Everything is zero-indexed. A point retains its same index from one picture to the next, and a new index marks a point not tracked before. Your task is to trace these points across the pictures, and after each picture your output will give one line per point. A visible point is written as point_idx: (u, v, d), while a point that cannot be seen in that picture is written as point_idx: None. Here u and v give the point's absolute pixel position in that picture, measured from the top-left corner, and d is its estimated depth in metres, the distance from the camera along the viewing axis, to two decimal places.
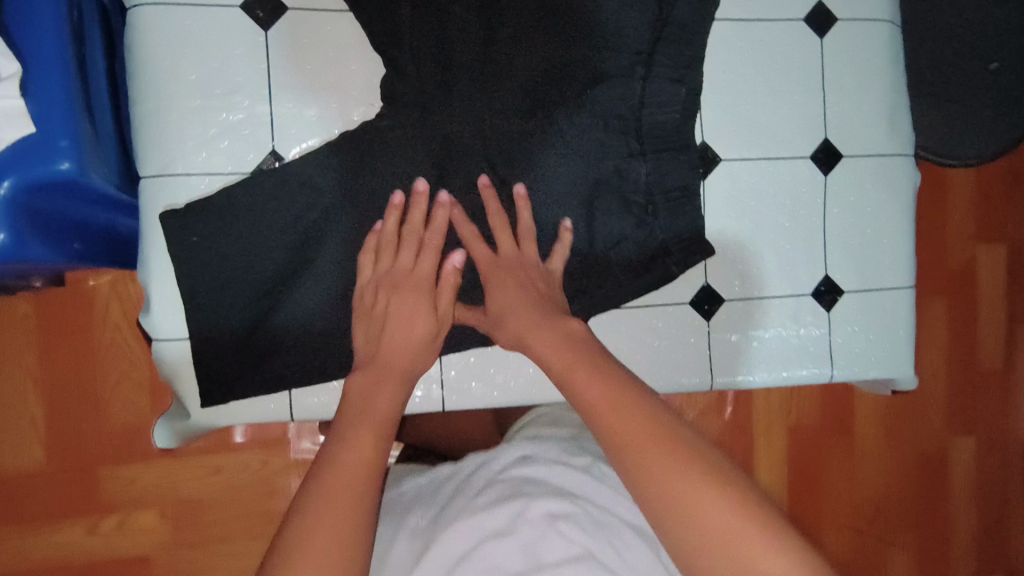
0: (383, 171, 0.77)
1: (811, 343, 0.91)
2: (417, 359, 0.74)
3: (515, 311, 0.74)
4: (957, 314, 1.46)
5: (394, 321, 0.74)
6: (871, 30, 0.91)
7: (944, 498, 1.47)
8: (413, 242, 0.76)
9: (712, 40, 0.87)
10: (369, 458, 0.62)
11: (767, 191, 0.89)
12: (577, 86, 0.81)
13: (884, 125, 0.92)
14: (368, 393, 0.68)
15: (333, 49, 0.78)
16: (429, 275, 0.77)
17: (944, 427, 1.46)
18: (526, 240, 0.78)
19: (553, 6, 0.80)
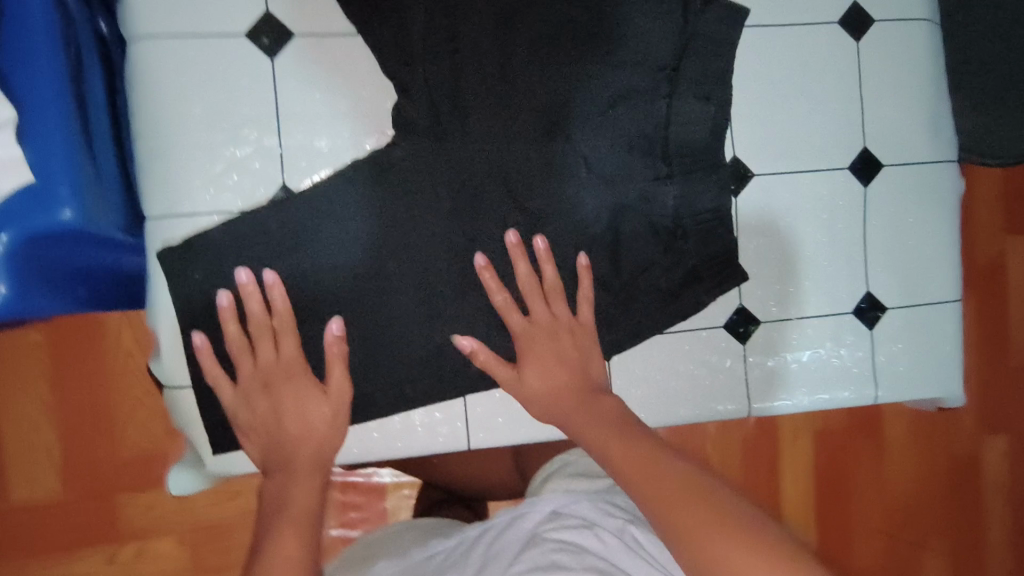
0: (404, 203, 0.74)
1: (853, 363, 0.86)
2: (325, 443, 0.72)
3: (552, 393, 0.76)
4: (988, 311, 1.41)
5: (289, 414, 0.71)
6: (908, 29, 0.85)
7: (978, 499, 1.41)
8: (268, 336, 0.71)
9: (742, 48, 0.82)
10: (301, 558, 0.62)
11: (803, 207, 0.84)
12: (601, 105, 0.77)
13: (925, 130, 0.86)
14: (284, 490, 0.68)
15: (345, 76, 0.74)
16: (298, 359, 0.72)
17: (976, 426, 1.41)
18: (555, 297, 0.77)
19: (572, 23, 0.77)
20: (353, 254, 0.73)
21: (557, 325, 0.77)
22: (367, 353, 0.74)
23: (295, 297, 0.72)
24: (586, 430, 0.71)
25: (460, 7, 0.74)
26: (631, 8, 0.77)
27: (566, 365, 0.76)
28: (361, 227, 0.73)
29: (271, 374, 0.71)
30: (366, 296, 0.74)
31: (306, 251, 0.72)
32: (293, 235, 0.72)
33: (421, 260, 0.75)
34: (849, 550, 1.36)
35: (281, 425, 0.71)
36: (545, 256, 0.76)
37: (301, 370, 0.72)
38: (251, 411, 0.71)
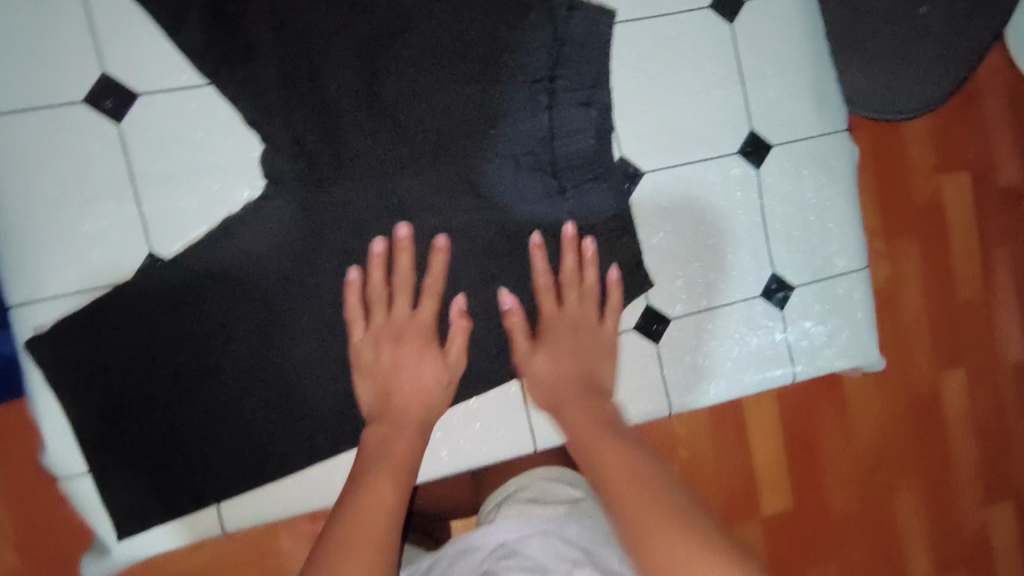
0: (291, 253, 0.72)
1: (768, 345, 0.87)
2: (432, 404, 0.74)
3: (559, 377, 0.77)
4: (930, 252, 1.33)
5: (405, 369, 0.74)
6: (779, 6, 0.85)
7: (943, 434, 1.36)
8: (406, 293, 0.75)
9: (615, 45, 0.80)
10: (393, 497, 0.64)
11: (699, 197, 0.83)
12: (483, 127, 0.76)
13: (810, 104, 0.86)
14: (389, 437, 0.70)
15: (202, 130, 0.70)
16: (430, 323, 0.76)
17: (933, 361, 1.34)
18: (588, 299, 0.80)
19: (443, 47, 0.75)
20: (242, 313, 0.71)
21: (580, 322, 0.80)
22: (270, 412, 0.73)
23: (185, 366, 0.71)
24: (575, 421, 0.74)
25: (322, 45, 0.72)
26: (497, 26, 0.77)
27: (576, 355, 0.79)
28: (254, 279, 0.71)
29: (404, 330, 0.75)
30: (264, 352, 0.72)
31: (199, 311, 0.71)
32: (180, 294, 0.70)
33: (313, 307, 0.73)
34: (821, 501, 1.30)
35: (399, 381, 0.74)
36: (569, 244, 0.79)
37: (427, 331, 0.75)
38: (376, 360, 0.74)
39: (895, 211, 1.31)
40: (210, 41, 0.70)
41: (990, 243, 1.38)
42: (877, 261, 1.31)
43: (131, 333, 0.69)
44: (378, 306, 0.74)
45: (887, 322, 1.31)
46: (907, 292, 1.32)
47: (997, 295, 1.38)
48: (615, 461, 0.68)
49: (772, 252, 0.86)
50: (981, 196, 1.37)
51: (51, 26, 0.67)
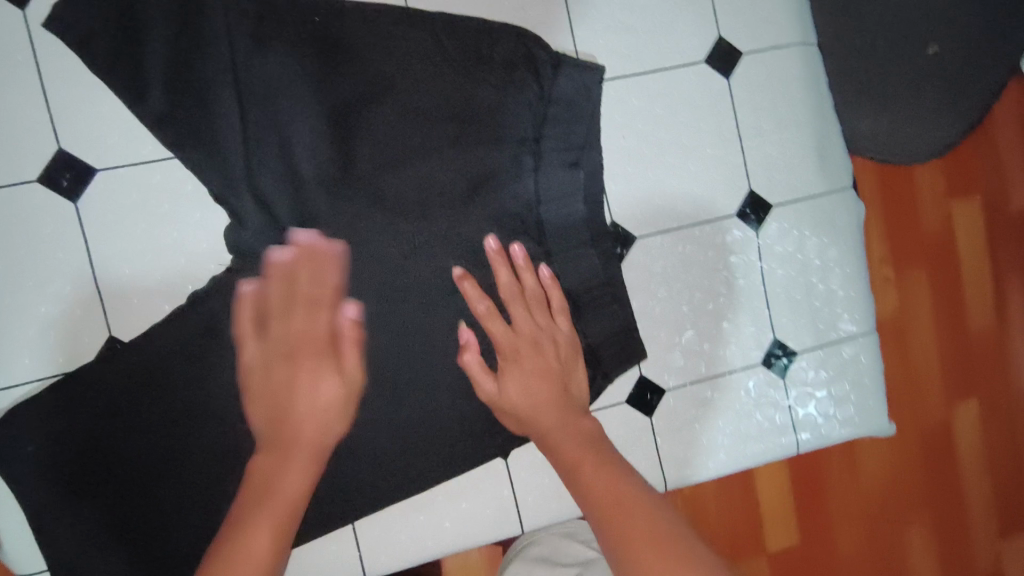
0: (264, 334, 0.67)
1: (768, 414, 0.83)
2: (327, 430, 0.63)
3: (534, 406, 0.68)
4: (940, 278, 1.16)
5: (300, 392, 0.63)
6: (779, 59, 0.81)
7: (959, 471, 1.17)
8: (301, 305, 0.65)
9: (605, 105, 0.77)
10: (270, 547, 0.55)
11: (693, 260, 0.80)
12: (462, 194, 0.72)
13: (813, 161, 0.82)
14: (278, 472, 0.60)
15: (163, 205, 0.67)
16: (327, 334, 0.65)
17: (945, 391, 1.16)
18: (539, 309, 0.72)
19: (427, 109, 0.71)
20: (217, 389, 0.67)
21: (539, 338, 0.71)
22: (244, 498, 0.67)
23: (154, 445, 0.66)
24: (565, 449, 0.66)
25: (292, 114, 0.68)
26: (480, 88, 0.72)
27: (548, 379, 0.70)
28: (226, 362, 0.67)
29: (294, 346, 0.64)
30: (238, 433, 0.67)
31: (165, 396, 0.66)
32: (147, 378, 0.66)
33: None
34: (826, 541, 1.11)
35: (296, 405, 0.62)
36: (523, 264, 0.72)
37: (325, 345, 0.65)
38: (266, 378, 0.64)
39: (902, 240, 1.16)
40: (170, 113, 0.65)
41: (1003, 272, 1.20)
42: (883, 288, 1.14)
43: (93, 421, 0.65)
44: (272, 322, 0.65)
45: (894, 353, 1.15)
46: (919, 322, 1.15)
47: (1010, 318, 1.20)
48: (599, 479, 0.62)
49: (771, 317, 0.82)
50: (997, 219, 1.20)
51: (9, 103, 0.64)
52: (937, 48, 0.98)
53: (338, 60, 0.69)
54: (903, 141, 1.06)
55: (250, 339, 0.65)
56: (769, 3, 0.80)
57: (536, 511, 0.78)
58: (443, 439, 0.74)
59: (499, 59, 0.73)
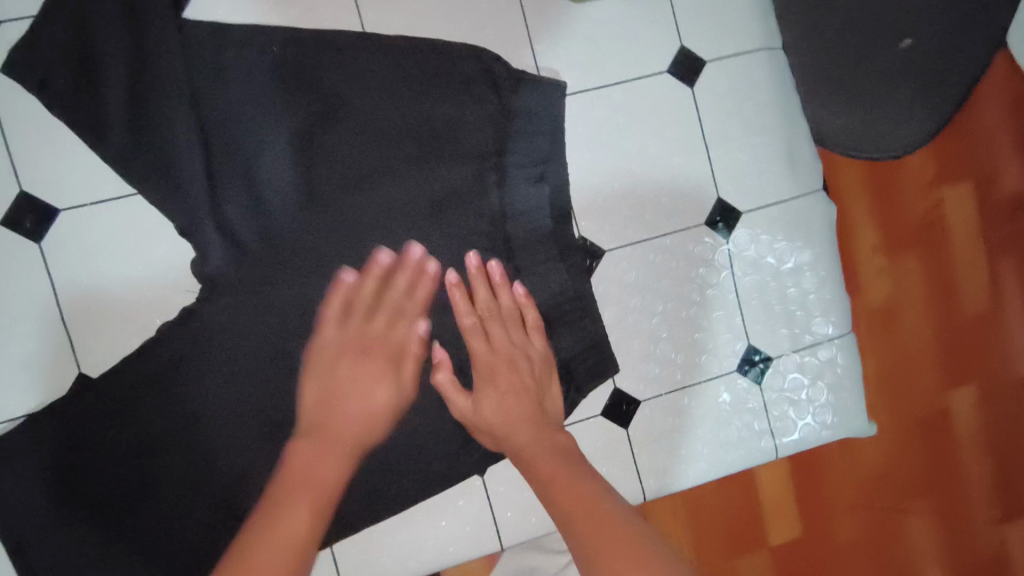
0: (241, 360, 0.68)
1: (746, 421, 0.82)
2: (378, 426, 0.66)
3: (504, 415, 0.67)
4: (930, 256, 1.05)
5: (355, 391, 0.65)
6: (743, 65, 0.80)
7: (959, 461, 1.05)
8: (387, 311, 0.69)
9: (569, 119, 0.76)
10: (309, 525, 0.55)
11: (665, 270, 0.79)
12: (426, 214, 0.72)
13: (782, 165, 0.81)
14: (317, 455, 0.61)
15: (129, 240, 0.68)
16: (402, 344, 0.69)
17: (940, 374, 1.04)
18: (514, 326, 0.71)
19: (383, 131, 0.71)
20: (188, 415, 0.68)
21: (513, 354, 0.70)
22: (221, 522, 0.68)
23: (126, 474, 0.67)
24: (534, 458, 0.64)
25: (254, 143, 0.68)
26: (440, 105, 0.72)
27: (521, 396, 0.68)
28: (200, 388, 0.68)
29: (372, 345, 0.67)
30: (210, 459, 0.68)
31: (137, 423, 0.67)
32: (120, 405, 0.67)
33: (255, 416, 0.68)
34: (829, 531, 1.01)
35: (356, 398, 0.65)
36: (483, 278, 0.71)
37: (398, 352, 0.68)
38: (334, 366, 0.66)
39: (893, 224, 1.04)
40: (131, 149, 0.66)
41: (1000, 251, 1.06)
42: (873, 275, 1.03)
43: (64, 452, 0.66)
44: (356, 315, 0.68)
45: (885, 347, 1.03)
46: (911, 309, 1.04)
47: (1006, 299, 1.06)
48: (574, 490, 0.61)
49: (746, 323, 0.81)
50: (994, 195, 1.06)
51: None
52: (911, 41, 0.95)
53: (295, 84, 0.69)
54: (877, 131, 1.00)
55: (330, 322, 0.67)
56: (732, 9, 0.80)
57: (518, 527, 0.78)
58: (419, 460, 0.74)
59: (459, 75, 0.73)
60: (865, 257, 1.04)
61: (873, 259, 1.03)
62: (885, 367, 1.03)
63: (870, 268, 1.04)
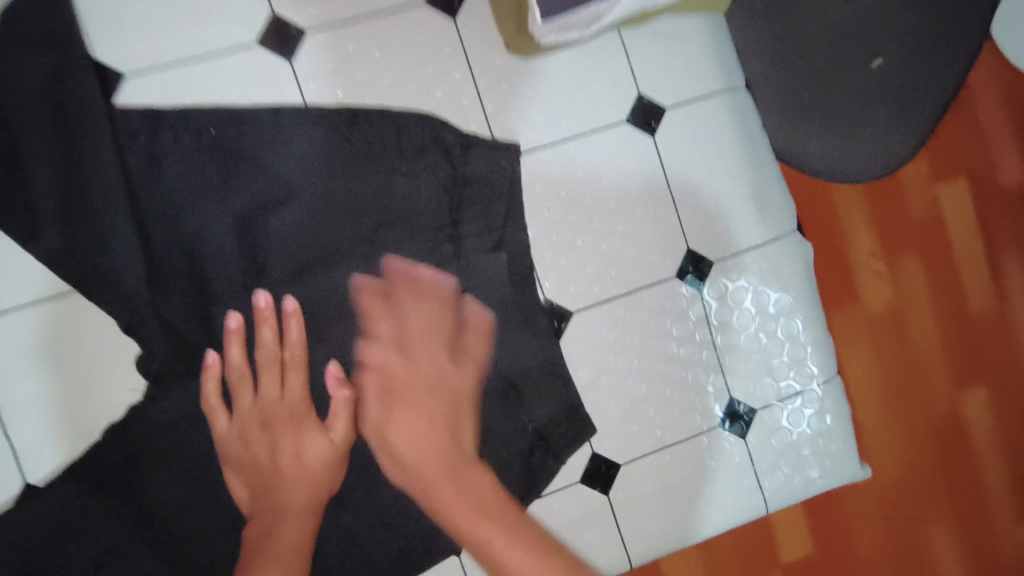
0: (193, 455, 0.66)
1: (732, 476, 0.78)
2: (323, 482, 0.64)
3: (413, 443, 0.60)
4: (931, 258, 0.99)
5: (287, 457, 0.63)
6: (704, 109, 0.78)
7: (975, 467, 0.99)
8: (275, 370, 0.65)
9: (526, 178, 0.74)
10: None
11: (636, 327, 0.76)
12: (380, 283, 0.69)
13: (752, 209, 0.78)
14: (274, 526, 0.61)
15: (72, 339, 0.66)
16: (303, 398, 0.65)
17: (949, 377, 0.99)
18: (440, 330, 0.67)
19: (333, 198, 0.69)
20: (142, 521, 0.64)
21: (432, 366, 0.65)
22: None
23: None
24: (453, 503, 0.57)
25: (197, 230, 0.66)
26: (392, 165, 0.70)
27: (434, 423, 0.61)
28: (152, 493, 0.65)
29: (272, 413, 0.64)
30: (169, 562, 0.65)
31: (88, 534, 0.64)
32: (68, 518, 0.63)
33: (214, 514, 0.66)
34: (845, 548, 0.94)
35: (279, 471, 0.63)
36: (432, 279, 0.70)
37: (303, 409, 0.65)
38: (246, 449, 0.64)
39: (889, 226, 0.98)
40: (69, 247, 0.64)
41: (1003, 247, 1.01)
42: (872, 281, 0.97)
43: (15, 567, 0.62)
44: (242, 392, 0.64)
45: (888, 353, 0.97)
46: (912, 315, 0.98)
47: (1010, 297, 1.02)
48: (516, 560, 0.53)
49: (725, 371, 0.78)
50: (993, 198, 1.01)
51: None
52: (883, 60, 0.75)
53: (235, 162, 0.67)
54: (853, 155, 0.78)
55: (222, 407, 0.65)
56: (689, 53, 0.78)
57: None
58: (389, 543, 0.70)
59: (408, 145, 0.71)
60: (860, 262, 0.97)
61: (871, 264, 0.97)
62: (891, 371, 0.98)
63: (869, 273, 0.98)
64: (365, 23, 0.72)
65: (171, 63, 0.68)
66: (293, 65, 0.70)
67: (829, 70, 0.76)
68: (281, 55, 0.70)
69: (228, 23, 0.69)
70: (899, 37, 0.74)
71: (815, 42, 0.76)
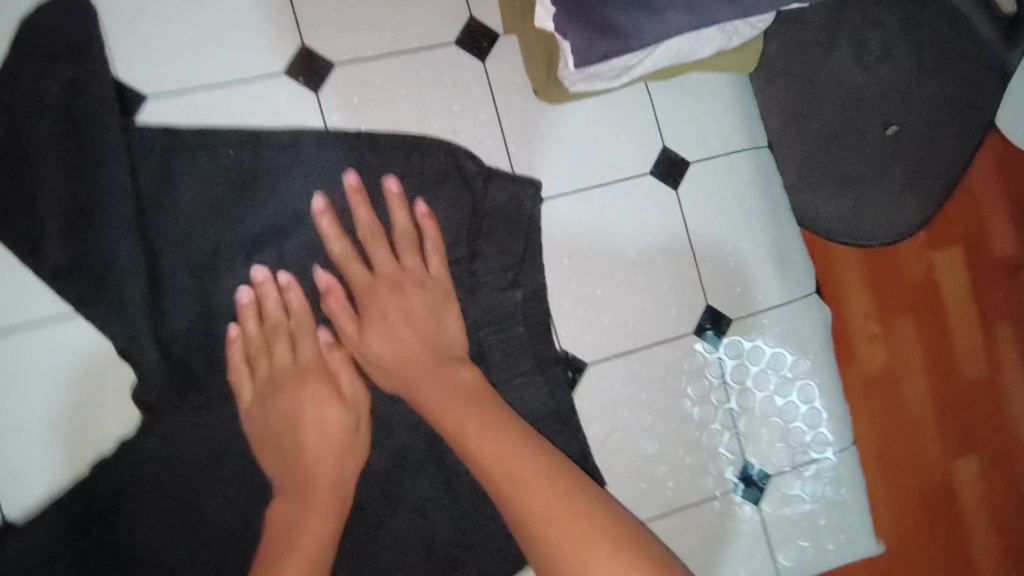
0: (180, 495, 0.61)
1: (744, 543, 0.74)
2: (343, 457, 0.60)
3: (397, 357, 0.62)
4: (926, 324, 0.99)
5: (305, 426, 0.60)
6: (727, 167, 0.78)
7: (964, 540, 0.97)
8: (284, 337, 0.62)
9: (546, 223, 0.72)
10: None
11: (651, 382, 0.73)
12: (375, 227, 0.65)
13: (771, 267, 0.78)
14: (298, 519, 0.56)
15: (62, 363, 0.62)
16: (317, 362, 0.62)
17: (940, 446, 0.97)
18: (404, 250, 0.65)
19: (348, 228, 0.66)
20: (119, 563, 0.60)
21: (402, 279, 0.64)
22: None
23: None
24: (433, 400, 0.59)
25: (207, 254, 0.63)
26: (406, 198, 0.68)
27: (414, 328, 0.63)
28: (134, 534, 0.60)
29: (285, 379, 0.61)
30: None
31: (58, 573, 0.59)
32: (38, 554, 0.58)
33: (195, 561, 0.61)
34: None
35: (302, 441, 0.59)
36: (398, 201, 0.65)
37: (317, 371, 0.62)
38: (267, 421, 0.61)
39: (885, 290, 0.97)
40: (71, 264, 0.61)
41: (992, 313, 1.02)
42: (867, 343, 0.96)
43: None
44: (259, 362, 0.62)
45: (883, 418, 0.96)
46: (906, 380, 0.97)
47: (1000, 366, 1.01)
48: (484, 440, 0.55)
49: (740, 434, 0.75)
50: (984, 266, 1.02)
51: None
52: (898, 128, 0.75)
53: (247, 184, 0.65)
54: (855, 218, 0.78)
55: (238, 378, 0.62)
56: (714, 111, 0.78)
57: None
58: None
59: (428, 172, 0.69)
60: (857, 326, 0.96)
61: (866, 328, 0.96)
62: (885, 437, 0.95)
63: (864, 336, 0.96)
64: (395, 60, 0.71)
65: (196, 86, 0.66)
66: (320, 96, 0.69)
67: (852, 130, 0.76)
68: (308, 86, 0.69)
69: (255, 52, 0.68)
70: (908, 105, 0.75)
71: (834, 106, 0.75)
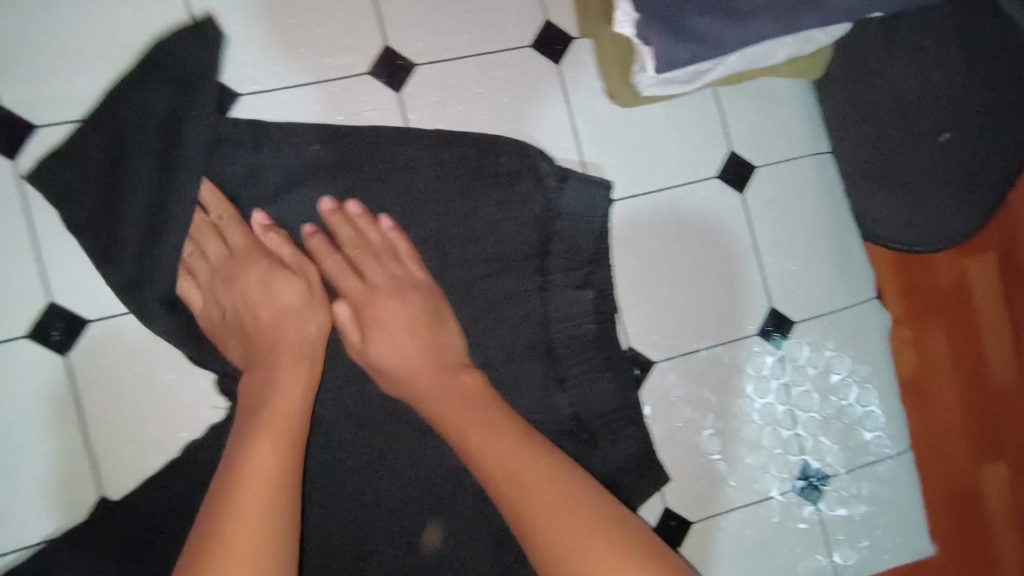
0: None
1: (802, 539, 0.76)
2: (297, 325, 0.59)
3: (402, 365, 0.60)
4: (959, 330, 0.97)
5: (252, 304, 0.60)
6: (792, 172, 0.79)
7: (990, 545, 0.96)
8: (213, 232, 0.62)
9: (617, 223, 0.74)
10: (275, 453, 0.51)
11: (716, 382, 0.75)
12: (354, 240, 0.64)
13: (832, 271, 0.79)
14: (263, 384, 0.56)
15: (159, 349, 0.65)
16: (249, 245, 0.62)
17: (968, 451, 0.96)
18: (386, 259, 0.64)
19: (428, 226, 0.69)
20: None
21: (397, 285, 0.63)
22: None
23: None
24: (443, 412, 0.58)
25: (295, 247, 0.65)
26: (480, 196, 0.70)
27: (416, 335, 0.61)
28: None
29: (222, 267, 0.61)
30: None
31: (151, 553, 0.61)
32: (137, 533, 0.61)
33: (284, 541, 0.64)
34: None
35: (254, 321, 0.59)
36: (367, 219, 0.65)
37: (252, 251, 0.62)
38: (221, 313, 0.61)
39: (915, 294, 0.97)
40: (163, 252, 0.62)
41: None
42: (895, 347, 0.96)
43: None
44: (197, 264, 0.62)
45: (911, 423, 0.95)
46: (934, 384, 0.96)
47: None
48: (489, 443, 0.54)
49: (799, 434, 0.77)
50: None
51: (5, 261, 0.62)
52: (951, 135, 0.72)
53: (328, 180, 0.67)
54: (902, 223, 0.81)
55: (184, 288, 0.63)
56: (780, 116, 0.79)
57: None
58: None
59: (503, 171, 0.71)
60: None
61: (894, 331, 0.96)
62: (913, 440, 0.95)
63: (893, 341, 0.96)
64: (473, 62, 0.73)
65: (285, 85, 0.69)
66: (402, 96, 0.71)
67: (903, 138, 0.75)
68: (390, 86, 0.71)
69: (341, 52, 0.70)
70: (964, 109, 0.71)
71: (894, 113, 0.75)
